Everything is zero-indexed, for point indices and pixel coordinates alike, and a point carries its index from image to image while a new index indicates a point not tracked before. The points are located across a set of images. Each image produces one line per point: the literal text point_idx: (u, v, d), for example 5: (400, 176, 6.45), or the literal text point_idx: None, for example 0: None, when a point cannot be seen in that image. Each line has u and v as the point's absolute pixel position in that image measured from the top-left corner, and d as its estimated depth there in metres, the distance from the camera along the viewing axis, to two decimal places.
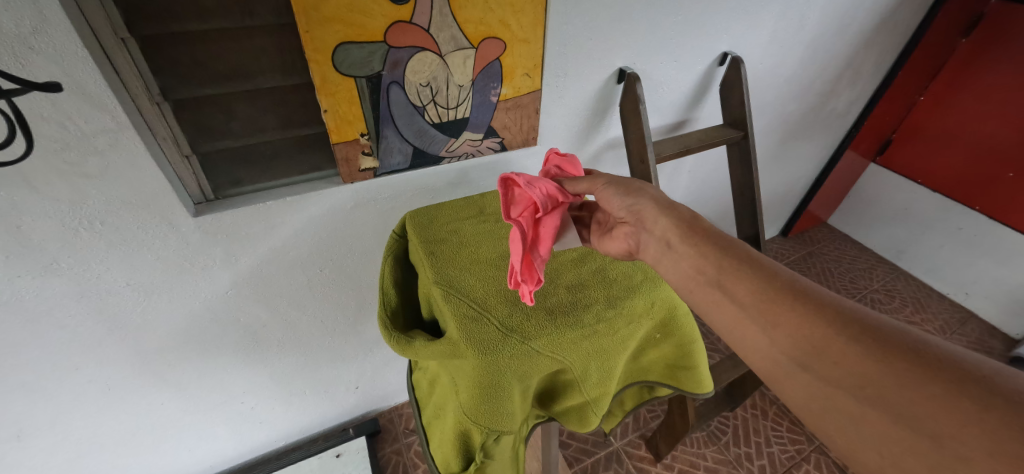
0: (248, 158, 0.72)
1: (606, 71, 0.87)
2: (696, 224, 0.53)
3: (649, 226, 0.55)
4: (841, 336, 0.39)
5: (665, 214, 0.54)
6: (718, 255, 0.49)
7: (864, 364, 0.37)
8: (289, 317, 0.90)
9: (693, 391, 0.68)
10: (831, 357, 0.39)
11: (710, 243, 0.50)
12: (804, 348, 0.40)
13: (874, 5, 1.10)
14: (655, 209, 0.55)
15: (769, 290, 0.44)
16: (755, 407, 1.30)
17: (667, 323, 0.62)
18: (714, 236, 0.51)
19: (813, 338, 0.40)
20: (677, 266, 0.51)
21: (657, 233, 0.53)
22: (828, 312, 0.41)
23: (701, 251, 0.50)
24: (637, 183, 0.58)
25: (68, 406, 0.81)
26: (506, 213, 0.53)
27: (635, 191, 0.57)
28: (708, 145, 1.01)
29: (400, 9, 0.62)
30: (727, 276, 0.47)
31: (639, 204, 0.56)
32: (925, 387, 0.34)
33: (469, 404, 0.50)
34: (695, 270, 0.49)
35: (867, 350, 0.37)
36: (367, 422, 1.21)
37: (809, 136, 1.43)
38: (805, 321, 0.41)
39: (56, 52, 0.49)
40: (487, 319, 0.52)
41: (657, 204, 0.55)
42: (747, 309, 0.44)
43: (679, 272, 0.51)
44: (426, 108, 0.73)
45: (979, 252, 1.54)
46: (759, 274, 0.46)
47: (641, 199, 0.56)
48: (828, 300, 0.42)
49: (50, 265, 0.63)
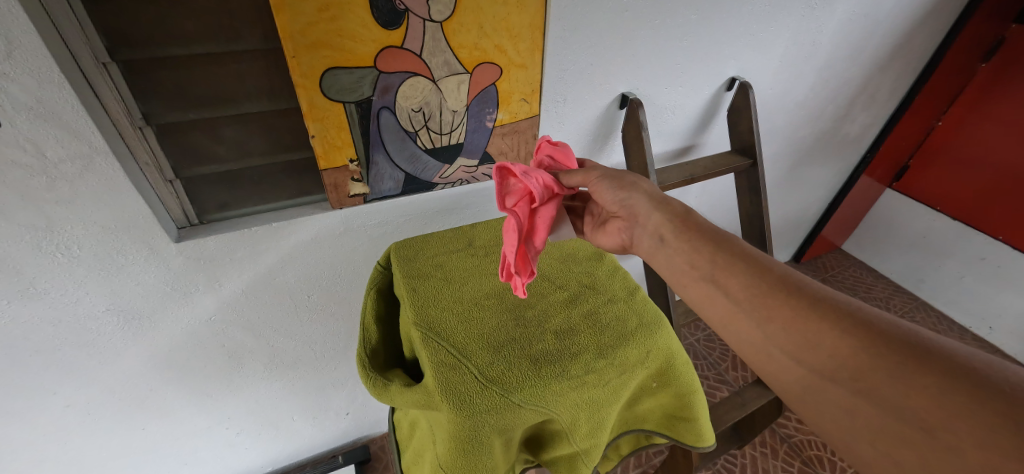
0: (234, 182, 0.71)
1: (607, 96, 0.84)
2: (690, 219, 0.52)
3: (643, 222, 0.54)
4: (834, 329, 0.39)
5: (658, 206, 0.53)
6: (712, 251, 0.48)
7: (857, 356, 0.37)
8: (274, 343, 0.87)
9: (693, 443, 0.64)
10: (825, 351, 0.39)
11: (705, 236, 0.49)
12: (798, 343, 0.40)
13: (890, 29, 1.07)
14: (648, 203, 0.54)
15: (761, 284, 0.44)
16: (765, 445, 1.23)
17: (664, 372, 0.57)
18: (710, 230, 0.50)
19: (807, 331, 0.40)
20: (672, 261, 0.50)
21: (650, 228, 0.53)
22: (820, 305, 0.41)
23: (695, 246, 0.49)
24: (631, 177, 0.57)
25: (46, 430, 0.78)
26: (501, 204, 0.52)
27: (628, 185, 0.56)
28: (716, 174, 0.97)
29: (391, 34, 0.60)
30: (721, 271, 0.46)
31: (632, 199, 0.55)
32: (917, 381, 0.34)
33: (445, 459, 0.46)
34: (688, 265, 0.49)
35: (859, 343, 0.37)
36: (357, 449, 1.17)
37: (822, 161, 1.39)
38: (798, 316, 0.41)
39: (30, 76, 0.47)
40: (466, 367, 0.49)
41: (650, 199, 0.54)
42: (740, 302, 0.44)
43: (673, 266, 0.50)
44: (418, 134, 0.71)
45: (1005, 284, 1.46)
46: (753, 267, 0.45)
47: (635, 194, 0.55)
48: (822, 295, 0.42)
49: (26, 289, 0.61)
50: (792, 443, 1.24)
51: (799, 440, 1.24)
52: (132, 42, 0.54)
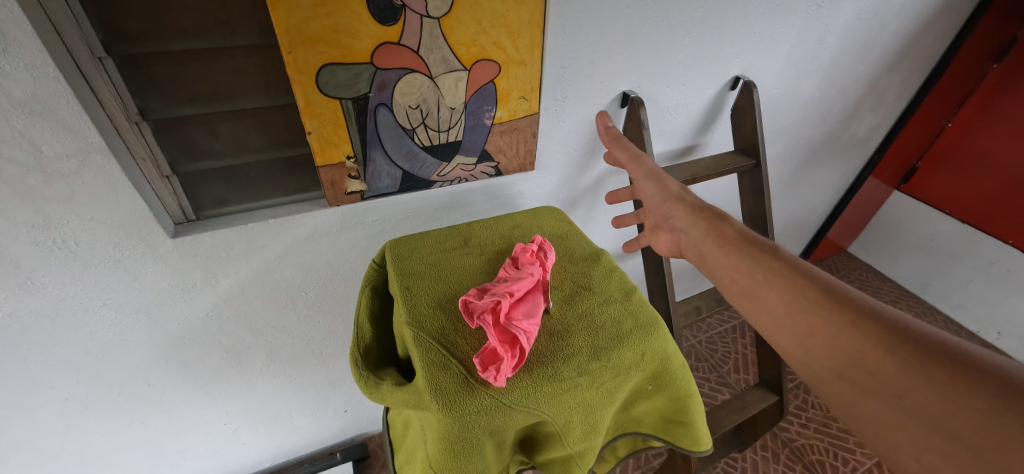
0: (232, 179, 0.70)
1: (608, 95, 0.83)
2: (725, 229, 0.61)
3: (687, 231, 0.64)
4: (876, 346, 0.43)
5: (698, 216, 0.64)
6: (749, 265, 0.56)
7: (899, 375, 0.41)
8: (273, 340, 0.88)
9: (689, 448, 0.63)
10: (866, 367, 0.43)
11: (747, 250, 0.57)
12: (840, 358, 0.45)
13: (898, 27, 1.05)
14: (687, 215, 0.65)
15: (804, 301, 0.50)
16: (766, 449, 1.21)
17: (659, 375, 0.57)
18: (750, 239, 0.58)
19: (848, 346, 0.45)
20: (717, 270, 0.59)
21: (692, 238, 0.63)
22: (863, 322, 0.45)
23: (734, 260, 0.57)
24: (674, 190, 0.69)
25: (47, 423, 0.78)
26: (470, 321, 0.50)
27: (670, 199, 0.68)
28: (718, 173, 0.95)
29: (387, 30, 0.59)
30: (763, 286, 0.53)
31: (674, 213, 0.67)
32: (963, 402, 0.37)
33: (436, 460, 0.46)
34: (730, 278, 0.57)
35: (902, 360, 0.41)
36: (356, 447, 1.17)
37: (827, 163, 1.37)
38: (840, 332, 0.46)
39: (25, 70, 0.47)
40: (455, 366, 0.48)
41: (688, 211, 0.65)
42: (787, 318, 0.50)
43: (720, 276, 0.58)
44: (415, 131, 0.71)
45: (1013, 289, 1.42)
46: (795, 283, 0.52)
47: (674, 209, 0.67)
48: (866, 311, 0.46)
49: (25, 284, 0.61)
50: (794, 447, 1.22)
51: (801, 445, 1.22)
52: (128, 36, 0.54)
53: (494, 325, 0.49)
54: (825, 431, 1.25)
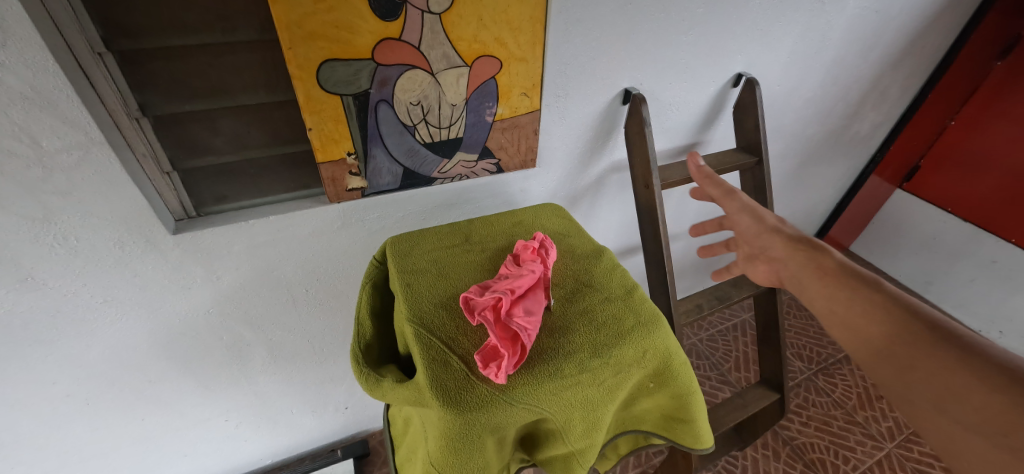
0: (232, 175, 0.70)
1: (610, 91, 0.82)
2: (825, 260, 0.57)
3: (784, 261, 0.62)
4: (987, 384, 0.39)
5: (796, 247, 0.61)
6: (847, 294, 0.52)
7: (1014, 415, 0.37)
8: (273, 337, 0.87)
9: (690, 445, 0.63)
10: (974, 403, 0.39)
11: (846, 280, 0.54)
12: (945, 393, 0.41)
13: (902, 24, 1.04)
14: (784, 246, 0.62)
15: (903, 330, 0.46)
16: (766, 447, 1.21)
17: (661, 372, 0.56)
18: (850, 271, 0.55)
19: (953, 382, 0.41)
20: (817, 303, 0.56)
21: (790, 269, 0.60)
22: (973, 358, 0.41)
23: (833, 290, 0.54)
24: (769, 219, 0.66)
25: (47, 419, 0.78)
26: (471, 318, 0.50)
27: (767, 228, 0.65)
28: (720, 171, 0.93)
29: (388, 26, 0.59)
30: (857, 313, 0.50)
31: (769, 244, 0.64)
32: None
33: (437, 457, 0.46)
34: (829, 308, 0.53)
35: (1017, 400, 0.37)
36: (357, 444, 1.17)
37: (830, 161, 1.36)
38: (943, 366, 0.42)
39: (24, 65, 0.47)
40: (456, 363, 0.48)
41: (787, 242, 0.62)
42: (886, 348, 0.47)
43: (818, 307, 0.55)
44: (416, 127, 0.70)
45: (1016, 288, 1.42)
46: (897, 312, 0.48)
47: (771, 240, 0.64)
48: (978, 346, 0.41)
49: (25, 280, 0.61)
50: (795, 445, 1.21)
51: (801, 443, 1.22)
52: (128, 32, 0.54)
53: (495, 322, 0.49)
54: (825, 429, 1.25)
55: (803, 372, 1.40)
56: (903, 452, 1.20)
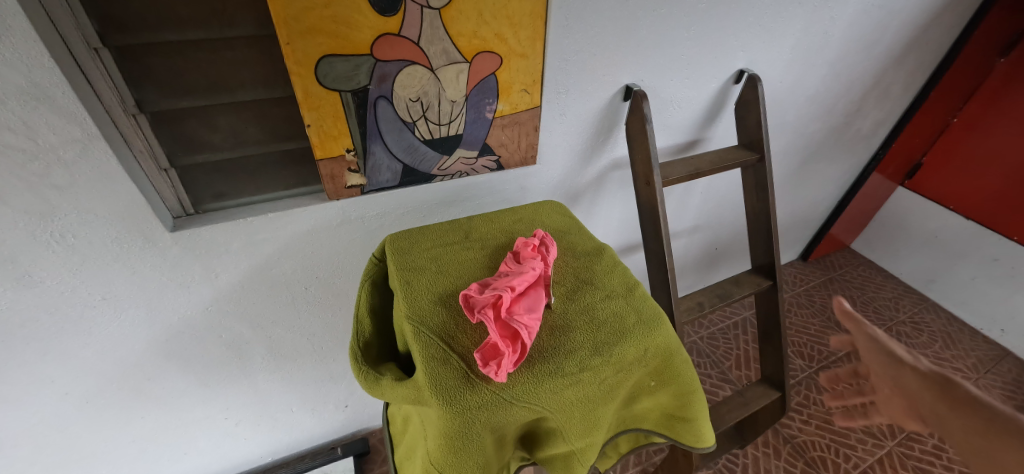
0: (230, 172, 0.70)
1: (611, 88, 0.82)
2: (958, 390, 0.54)
3: (921, 398, 0.57)
4: None
5: (931, 381, 0.57)
6: (989, 433, 0.50)
7: None
8: (272, 335, 0.87)
9: (691, 444, 0.62)
10: None
11: (985, 417, 0.51)
12: None
13: (906, 20, 1.03)
14: (919, 381, 0.58)
15: None
16: (767, 445, 1.20)
17: (661, 371, 0.56)
18: (988, 405, 0.51)
19: None
20: (955, 439, 0.53)
21: (928, 409, 0.56)
22: None
23: (970, 428, 0.51)
24: (893, 345, 0.62)
25: (46, 417, 0.78)
26: (470, 316, 0.49)
27: (894, 361, 0.61)
28: (721, 168, 0.92)
29: (388, 21, 0.58)
30: (1000, 453, 0.48)
31: (900, 373, 0.60)
32: None
33: (436, 456, 0.45)
34: (969, 446, 0.51)
35: None
36: (356, 442, 1.17)
37: (832, 158, 1.36)
38: None
39: (19, 60, 0.47)
40: (456, 361, 0.48)
41: (920, 377, 0.58)
42: None
43: (956, 442, 0.52)
44: (416, 124, 0.70)
45: (1018, 286, 1.41)
46: None
47: (903, 369, 0.60)
48: None
49: (22, 278, 0.61)
50: (795, 444, 1.21)
51: (802, 441, 1.22)
52: (124, 27, 0.54)
53: (495, 320, 0.49)
54: (826, 427, 1.25)
55: (803, 370, 1.40)
56: (903, 450, 1.20)
